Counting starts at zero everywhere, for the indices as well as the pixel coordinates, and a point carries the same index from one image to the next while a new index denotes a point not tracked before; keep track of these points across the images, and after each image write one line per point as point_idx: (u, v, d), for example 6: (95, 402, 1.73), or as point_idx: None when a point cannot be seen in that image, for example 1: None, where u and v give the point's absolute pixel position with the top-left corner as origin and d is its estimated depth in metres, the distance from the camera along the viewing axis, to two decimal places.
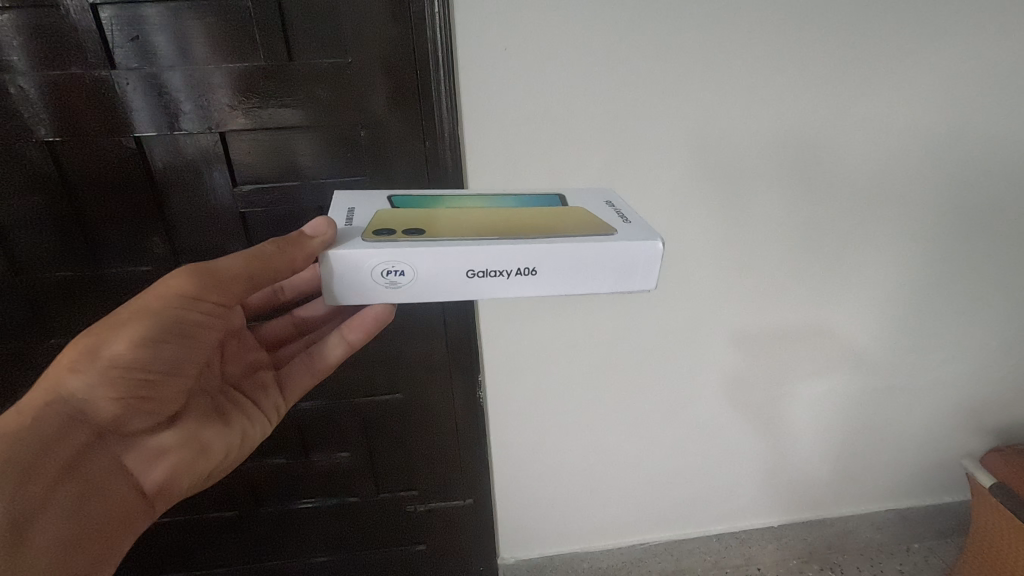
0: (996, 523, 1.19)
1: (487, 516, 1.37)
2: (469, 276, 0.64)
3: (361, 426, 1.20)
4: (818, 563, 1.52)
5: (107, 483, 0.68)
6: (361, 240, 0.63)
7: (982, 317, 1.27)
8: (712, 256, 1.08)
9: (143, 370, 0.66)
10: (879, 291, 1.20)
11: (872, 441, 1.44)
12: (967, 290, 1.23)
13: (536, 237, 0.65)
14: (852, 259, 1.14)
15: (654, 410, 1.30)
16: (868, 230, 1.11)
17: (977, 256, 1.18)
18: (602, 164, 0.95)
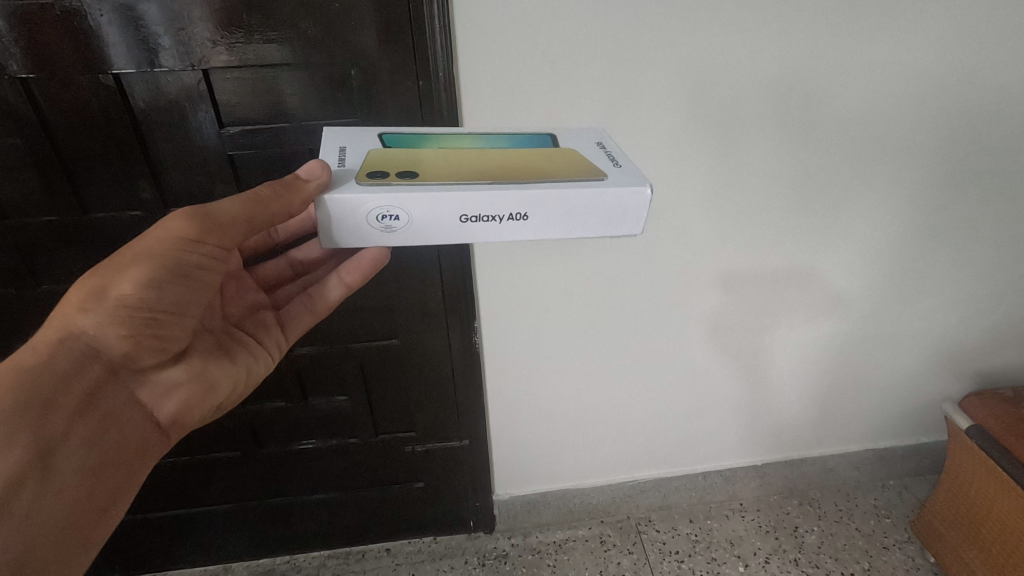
0: (969, 462, 1.25)
1: (483, 456, 1.41)
2: (463, 221, 0.63)
3: (359, 370, 1.23)
4: (797, 498, 1.60)
5: (126, 414, 0.69)
6: (355, 183, 0.62)
7: (974, 266, 1.28)
8: (710, 203, 1.08)
9: (150, 309, 0.66)
10: (871, 243, 1.21)
11: (856, 386, 1.48)
12: (962, 240, 1.23)
13: (529, 181, 0.63)
14: (847, 210, 1.14)
15: (645, 355, 1.33)
16: (866, 180, 1.10)
17: (973, 207, 1.18)
18: (602, 108, 0.92)
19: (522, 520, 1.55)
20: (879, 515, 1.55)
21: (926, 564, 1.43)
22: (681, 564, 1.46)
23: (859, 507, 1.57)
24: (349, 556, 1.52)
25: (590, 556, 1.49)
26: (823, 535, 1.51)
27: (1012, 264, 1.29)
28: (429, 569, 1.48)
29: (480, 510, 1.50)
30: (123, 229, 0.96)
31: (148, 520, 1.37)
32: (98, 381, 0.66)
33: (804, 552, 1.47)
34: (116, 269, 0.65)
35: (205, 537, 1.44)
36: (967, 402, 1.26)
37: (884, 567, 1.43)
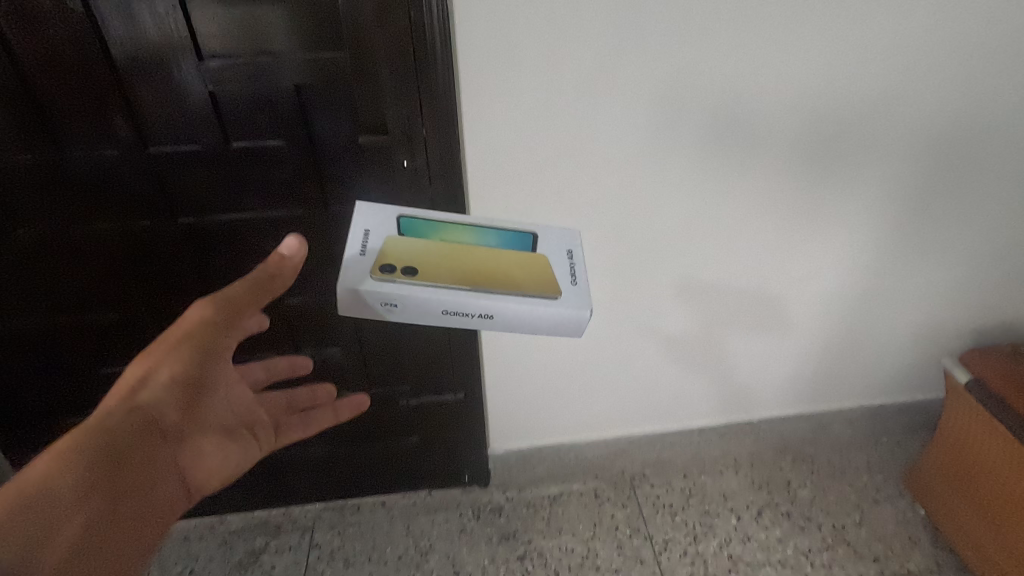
0: (962, 415, 1.26)
1: (478, 410, 1.41)
2: (444, 314, 0.77)
3: (353, 321, 1.22)
4: (792, 455, 1.58)
5: (166, 477, 0.67)
6: (370, 277, 0.76)
7: (963, 215, 1.30)
8: (699, 148, 1.10)
9: (176, 379, 0.68)
10: (859, 198, 1.24)
11: (851, 342, 1.48)
12: (952, 192, 1.26)
13: (498, 291, 0.76)
14: (834, 158, 1.17)
15: (641, 307, 1.33)
16: (852, 127, 1.12)
17: (963, 158, 1.20)
18: (594, 51, 0.96)
19: (516, 474, 1.55)
20: (873, 471, 1.55)
21: (918, 518, 1.45)
22: (674, 517, 1.46)
23: (853, 462, 1.57)
24: (344, 509, 1.52)
25: (584, 508, 1.49)
26: (816, 489, 1.51)
27: (1000, 212, 1.30)
28: (424, 521, 1.48)
29: (476, 464, 1.50)
30: (121, 175, 0.97)
31: None
32: (149, 444, 0.65)
33: (797, 505, 1.48)
34: (141, 370, 0.67)
35: None
36: (966, 355, 1.26)
37: (875, 521, 1.44)
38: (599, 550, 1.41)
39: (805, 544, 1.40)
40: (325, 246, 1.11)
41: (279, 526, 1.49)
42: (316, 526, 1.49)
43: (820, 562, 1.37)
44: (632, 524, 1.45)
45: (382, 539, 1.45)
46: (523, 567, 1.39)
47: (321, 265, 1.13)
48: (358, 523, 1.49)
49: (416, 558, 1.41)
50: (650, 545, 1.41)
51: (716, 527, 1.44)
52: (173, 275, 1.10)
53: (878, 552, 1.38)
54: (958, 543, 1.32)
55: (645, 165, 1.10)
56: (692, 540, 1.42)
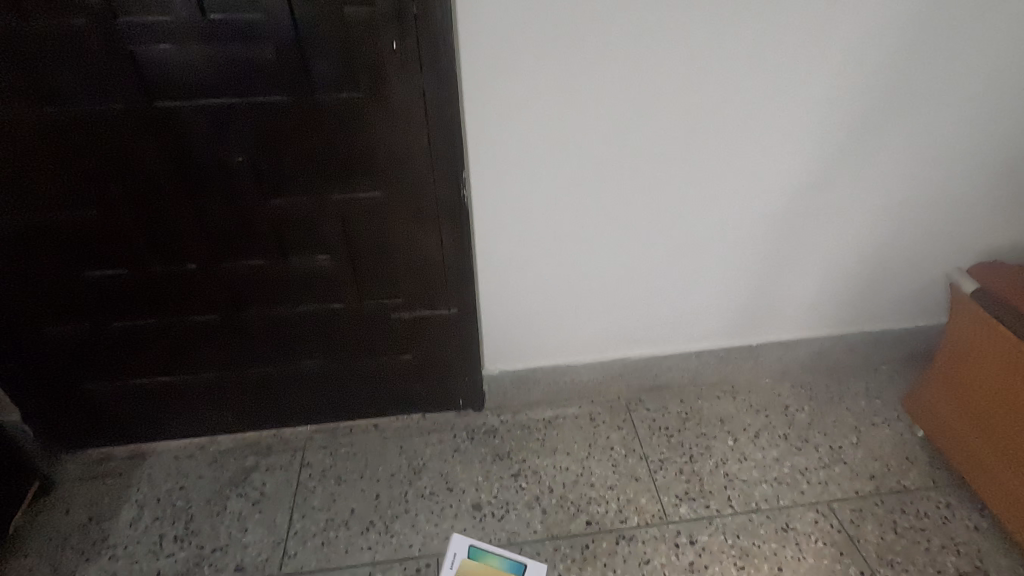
0: (967, 330, 1.25)
1: (472, 325, 1.37)
2: None
3: (341, 225, 1.19)
4: (789, 381, 1.61)
5: None
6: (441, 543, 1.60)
7: (977, 120, 1.24)
8: (694, 37, 1.07)
9: None
10: (869, 100, 1.19)
11: (855, 263, 1.45)
12: (966, 96, 1.21)
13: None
14: (837, 55, 1.13)
15: (642, 220, 1.30)
16: (853, 26, 1.10)
17: (976, 57, 1.16)
18: None
19: (512, 398, 1.55)
20: (871, 397, 1.56)
21: (914, 439, 1.46)
22: (670, 439, 1.46)
23: (851, 389, 1.58)
24: (336, 431, 1.50)
25: (579, 431, 1.49)
26: (813, 414, 1.52)
27: (1015, 118, 1.25)
28: (418, 442, 1.47)
29: (470, 386, 1.48)
30: (96, 57, 0.94)
31: (131, 386, 1.37)
32: None
33: (794, 428, 1.48)
34: None
35: (189, 408, 1.43)
36: (974, 268, 1.26)
37: (872, 442, 1.45)
38: (594, 469, 1.40)
39: (801, 464, 1.40)
40: (311, 141, 1.07)
41: (271, 446, 1.47)
42: (308, 447, 1.47)
43: (816, 480, 1.37)
44: (627, 445, 1.45)
45: (374, 458, 1.44)
46: (517, 483, 1.38)
47: (306, 162, 1.09)
48: (350, 444, 1.47)
49: (408, 475, 1.39)
50: (645, 463, 1.41)
51: (713, 448, 1.44)
52: (154, 173, 1.07)
53: (874, 470, 1.39)
54: (955, 458, 1.33)
55: (643, 67, 1.09)
56: (688, 460, 1.41)
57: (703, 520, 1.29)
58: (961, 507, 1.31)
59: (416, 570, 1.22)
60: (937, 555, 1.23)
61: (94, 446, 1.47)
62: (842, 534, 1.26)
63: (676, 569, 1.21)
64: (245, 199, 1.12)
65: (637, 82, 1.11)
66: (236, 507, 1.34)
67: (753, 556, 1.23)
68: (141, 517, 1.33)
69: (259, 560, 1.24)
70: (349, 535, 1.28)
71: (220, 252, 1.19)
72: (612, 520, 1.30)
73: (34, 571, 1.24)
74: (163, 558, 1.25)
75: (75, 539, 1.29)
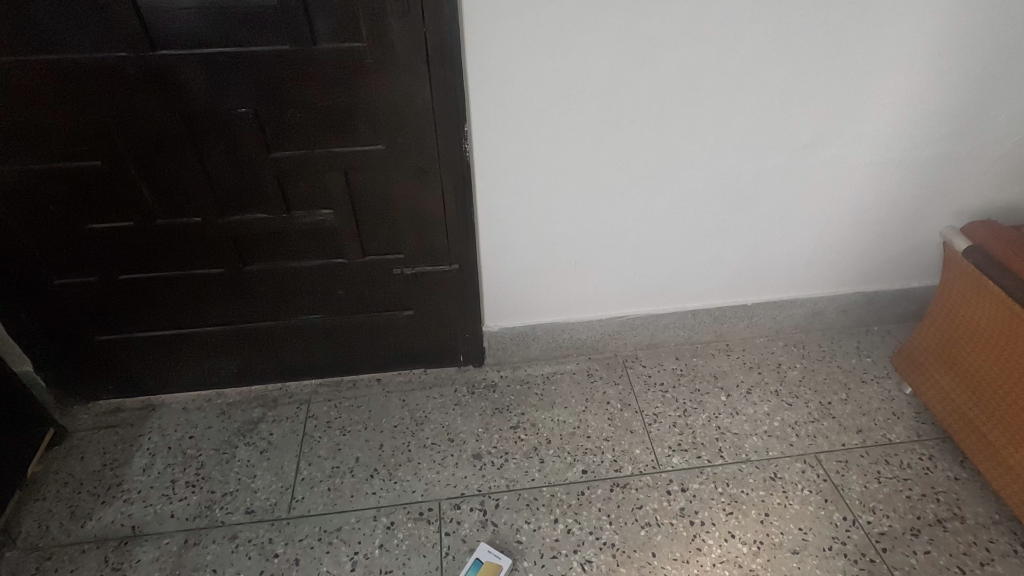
0: (964, 288, 1.27)
1: (471, 281, 1.41)
2: None
3: (343, 178, 1.20)
4: (782, 340, 1.68)
5: None
6: None
7: (981, 81, 1.23)
8: None
9: None
10: (875, 54, 1.18)
11: (852, 224, 1.47)
12: (975, 49, 1.18)
13: None
14: (841, 11, 1.11)
15: (642, 176, 1.30)
16: None
17: (987, 9, 1.13)
18: None
19: (511, 355, 1.61)
20: (861, 354, 1.63)
21: (902, 395, 1.52)
22: (665, 394, 1.53)
23: (842, 348, 1.65)
24: (340, 384, 1.56)
25: (576, 386, 1.55)
26: (804, 370, 1.59)
27: (1019, 77, 1.24)
28: (420, 395, 1.53)
29: (470, 342, 1.54)
30: (95, 6, 0.94)
31: (140, 338, 1.41)
32: None
33: (785, 384, 1.55)
34: None
35: (196, 360, 1.48)
36: (970, 227, 1.27)
37: (861, 397, 1.51)
38: (590, 422, 1.46)
39: (791, 418, 1.46)
40: (311, 91, 1.07)
41: (277, 398, 1.53)
42: (313, 399, 1.53)
43: (805, 433, 1.42)
44: (623, 399, 1.52)
45: (377, 410, 1.50)
46: (516, 434, 1.43)
47: (308, 116, 1.10)
48: (354, 396, 1.53)
49: (411, 427, 1.45)
50: (640, 417, 1.47)
51: (706, 403, 1.50)
52: (157, 125, 1.08)
53: (862, 424, 1.45)
54: (941, 412, 1.37)
55: (646, 20, 1.08)
56: (682, 414, 1.48)
57: (694, 469, 1.35)
58: (944, 459, 1.37)
59: (418, 514, 1.27)
60: (918, 502, 1.28)
61: (106, 397, 1.52)
62: (828, 483, 1.32)
63: (668, 513, 1.26)
64: (247, 152, 1.14)
65: (639, 32, 1.09)
66: (244, 455, 1.39)
67: (742, 503, 1.28)
68: (153, 464, 1.38)
69: (268, 504, 1.30)
70: (354, 481, 1.34)
71: (225, 205, 1.22)
72: (606, 469, 1.35)
73: (54, 512, 1.29)
74: (176, 502, 1.30)
75: (90, 484, 1.34)
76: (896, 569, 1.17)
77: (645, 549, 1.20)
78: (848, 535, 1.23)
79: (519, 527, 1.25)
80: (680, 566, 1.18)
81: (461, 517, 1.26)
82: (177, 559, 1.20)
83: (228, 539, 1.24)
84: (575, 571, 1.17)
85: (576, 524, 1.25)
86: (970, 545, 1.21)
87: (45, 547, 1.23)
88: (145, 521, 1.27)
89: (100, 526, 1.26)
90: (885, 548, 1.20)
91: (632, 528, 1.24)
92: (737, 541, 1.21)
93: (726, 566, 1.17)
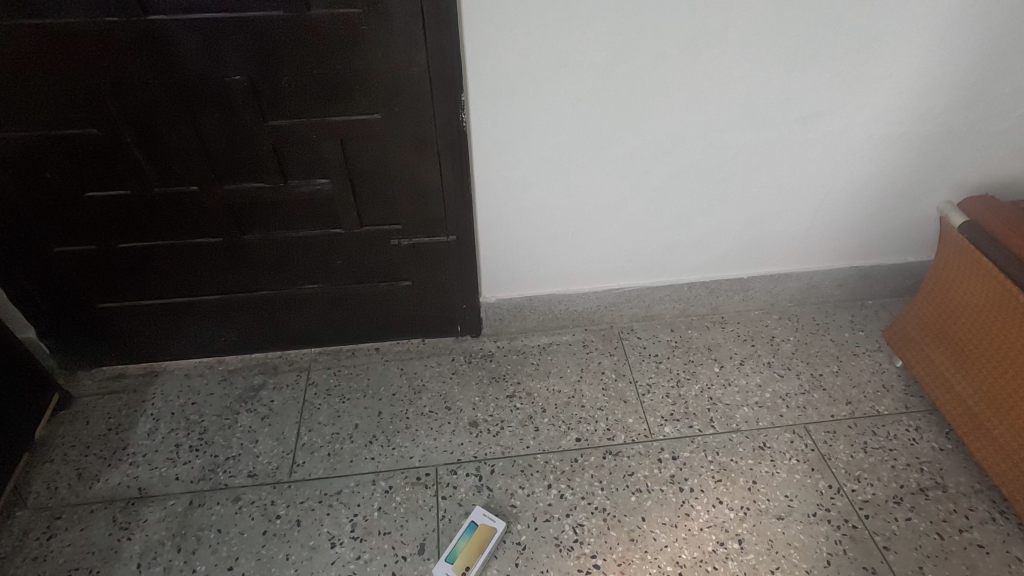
0: (958, 265, 1.27)
1: (469, 252, 1.42)
2: None
3: (340, 149, 1.19)
4: (777, 313, 1.70)
5: None
6: None
7: (988, 54, 1.21)
8: None
9: None
10: (879, 24, 1.15)
11: (850, 199, 1.47)
12: (983, 21, 1.16)
13: None
14: None
15: (642, 149, 1.30)
16: None
17: None
18: None
19: (508, 325, 1.63)
20: (854, 328, 1.65)
21: (892, 368, 1.54)
22: (659, 364, 1.55)
23: (836, 321, 1.67)
24: (339, 353, 1.59)
25: (572, 356, 1.58)
26: (797, 343, 1.61)
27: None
28: (418, 364, 1.56)
29: (467, 313, 1.56)
30: None
31: (141, 306, 1.43)
32: None
33: (778, 356, 1.57)
34: None
35: (197, 328, 1.50)
36: (967, 202, 1.26)
37: (852, 369, 1.54)
38: (585, 391, 1.49)
39: (782, 390, 1.49)
40: (306, 59, 1.06)
41: (277, 366, 1.56)
42: (312, 367, 1.55)
43: (795, 404, 1.45)
44: (617, 369, 1.54)
45: (376, 378, 1.52)
46: (512, 403, 1.46)
47: (305, 84, 1.09)
48: (353, 364, 1.56)
49: (409, 395, 1.48)
50: (634, 387, 1.50)
51: (699, 374, 1.53)
52: (150, 92, 1.07)
53: (851, 396, 1.48)
54: (929, 385, 1.39)
55: None
56: (675, 384, 1.50)
57: (685, 438, 1.38)
58: (929, 430, 1.40)
59: (416, 478, 1.31)
60: (902, 472, 1.32)
61: (109, 364, 1.55)
62: (815, 452, 1.35)
63: (658, 480, 1.30)
64: (243, 120, 1.13)
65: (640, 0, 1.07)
66: (246, 421, 1.42)
67: (730, 471, 1.32)
68: (158, 429, 1.41)
69: (270, 468, 1.33)
70: (353, 446, 1.37)
71: (221, 174, 1.21)
72: (599, 437, 1.38)
73: (62, 474, 1.33)
74: (180, 465, 1.34)
75: (97, 447, 1.38)
76: (877, 535, 1.21)
77: (636, 513, 1.24)
78: (833, 502, 1.26)
79: (513, 491, 1.29)
80: (668, 530, 1.22)
81: (457, 482, 1.30)
82: (182, 519, 1.25)
83: (231, 500, 1.28)
84: (567, 533, 1.22)
85: (568, 489, 1.29)
86: (950, 512, 1.24)
87: (55, 507, 1.27)
88: (151, 483, 1.31)
89: (108, 487, 1.30)
90: (867, 515, 1.24)
91: (623, 494, 1.28)
92: (724, 507, 1.25)
93: (713, 530, 1.21)
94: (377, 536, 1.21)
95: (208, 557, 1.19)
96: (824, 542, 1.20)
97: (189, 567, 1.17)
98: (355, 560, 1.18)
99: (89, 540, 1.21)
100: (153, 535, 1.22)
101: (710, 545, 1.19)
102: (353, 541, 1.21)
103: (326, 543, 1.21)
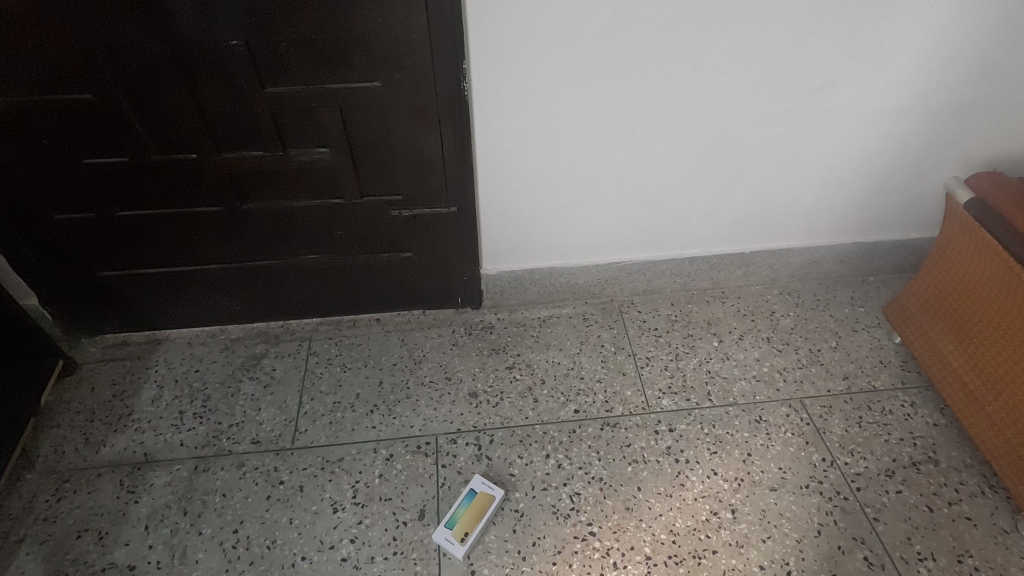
0: (962, 242, 1.26)
1: (469, 224, 1.41)
2: None
3: (339, 118, 1.18)
4: (777, 289, 1.70)
5: None
6: None
7: (1005, 26, 1.18)
8: None
9: None
10: None
11: (855, 175, 1.45)
12: None
13: None
14: None
15: (645, 120, 1.28)
16: None
17: None
18: None
19: (509, 297, 1.63)
20: (855, 304, 1.65)
21: (891, 344, 1.55)
22: (658, 338, 1.56)
23: (837, 298, 1.67)
24: (340, 323, 1.60)
25: (572, 330, 1.59)
26: (797, 318, 1.62)
27: None
28: (418, 336, 1.57)
29: (468, 284, 1.56)
30: None
31: (143, 275, 1.43)
32: None
33: (777, 331, 1.58)
34: None
35: (199, 298, 1.50)
36: (974, 179, 1.25)
37: (850, 345, 1.55)
38: (584, 363, 1.50)
39: (780, 364, 1.50)
40: (305, 25, 1.03)
41: (279, 336, 1.57)
42: (313, 337, 1.56)
43: (793, 379, 1.47)
44: (616, 343, 1.55)
45: (377, 348, 1.54)
46: (512, 374, 1.48)
47: (304, 52, 1.07)
48: (354, 335, 1.57)
49: (409, 365, 1.49)
50: (633, 360, 1.51)
51: (698, 348, 1.54)
52: (147, 57, 1.05)
53: (848, 371, 1.49)
54: (926, 362, 1.40)
55: None
56: (674, 358, 1.51)
57: (682, 411, 1.40)
58: (924, 406, 1.41)
59: (416, 447, 1.33)
60: (895, 446, 1.34)
61: (112, 331, 1.56)
62: (810, 426, 1.37)
63: (655, 451, 1.32)
64: (241, 88, 1.11)
65: None
66: (248, 389, 1.44)
67: (726, 443, 1.34)
68: (161, 396, 1.43)
69: (272, 435, 1.35)
70: (354, 415, 1.39)
71: (220, 143, 1.20)
72: (598, 409, 1.40)
73: (69, 439, 1.35)
74: (185, 431, 1.36)
75: (102, 413, 1.40)
76: (867, 506, 1.24)
77: (632, 483, 1.27)
78: (826, 474, 1.29)
79: (512, 461, 1.31)
80: (663, 499, 1.24)
81: (457, 451, 1.32)
82: (187, 484, 1.27)
83: (235, 466, 1.30)
84: (564, 501, 1.24)
85: (566, 459, 1.31)
86: (941, 486, 1.27)
87: (63, 470, 1.29)
88: (156, 449, 1.33)
89: (114, 452, 1.33)
90: (858, 487, 1.27)
91: (620, 464, 1.30)
92: (719, 478, 1.28)
93: (707, 500, 1.24)
94: (377, 502, 1.24)
95: (213, 520, 1.22)
96: (817, 513, 1.22)
97: (195, 530, 1.20)
98: (357, 524, 1.21)
99: (98, 502, 1.24)
100: (160, 498, 1.25)
101: (704, 515, 1.22)
102: (355, 507, 1.24)
103: (328, 508, 1.23)
